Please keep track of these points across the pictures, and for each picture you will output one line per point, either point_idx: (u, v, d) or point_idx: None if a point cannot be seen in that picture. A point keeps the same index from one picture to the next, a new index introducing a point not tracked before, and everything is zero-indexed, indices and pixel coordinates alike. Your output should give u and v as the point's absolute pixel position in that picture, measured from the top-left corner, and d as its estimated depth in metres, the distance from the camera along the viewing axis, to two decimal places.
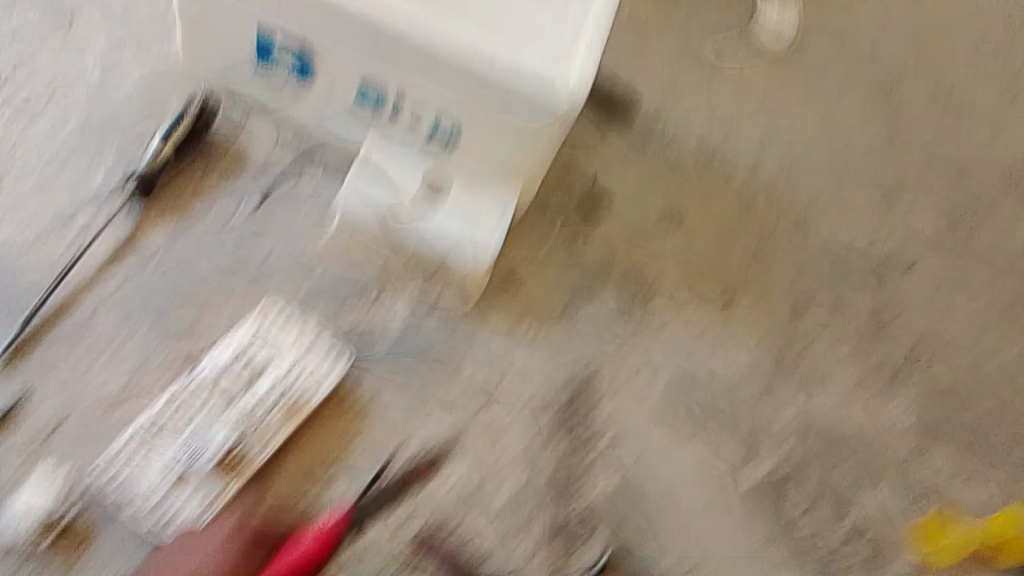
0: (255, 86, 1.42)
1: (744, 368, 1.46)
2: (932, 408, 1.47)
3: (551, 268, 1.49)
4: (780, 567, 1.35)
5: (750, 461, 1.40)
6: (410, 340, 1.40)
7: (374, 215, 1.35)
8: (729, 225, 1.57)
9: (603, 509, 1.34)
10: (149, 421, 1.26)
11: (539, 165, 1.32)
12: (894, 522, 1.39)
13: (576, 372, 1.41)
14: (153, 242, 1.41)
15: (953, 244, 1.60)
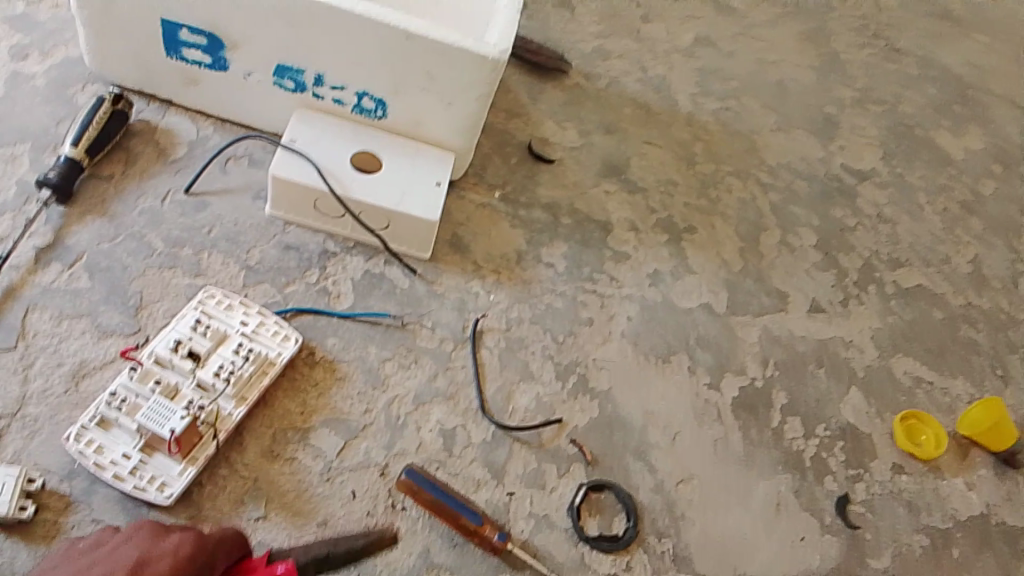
0: (171, 93, 1.33)
1: (710, 287, 1.40)
2: (902, 313, 1.46)
3: (499, 211, 1.39)
4: (776, 476, 1.23)
5: (733, 373, 1.32)
6: (351, 287, 1.25)
7: (299, 170, 1.24)
8: (680, 157, 1.55)
9: (584, 441, 1.20)
10: (45, 394, 1.07)
11: (474, 119, 1.27)
12: (881, 418, 1.33)
13: (542, 305, 1.32)
14: (30, 207, 1.21)
15: (893, 170, 1.66)
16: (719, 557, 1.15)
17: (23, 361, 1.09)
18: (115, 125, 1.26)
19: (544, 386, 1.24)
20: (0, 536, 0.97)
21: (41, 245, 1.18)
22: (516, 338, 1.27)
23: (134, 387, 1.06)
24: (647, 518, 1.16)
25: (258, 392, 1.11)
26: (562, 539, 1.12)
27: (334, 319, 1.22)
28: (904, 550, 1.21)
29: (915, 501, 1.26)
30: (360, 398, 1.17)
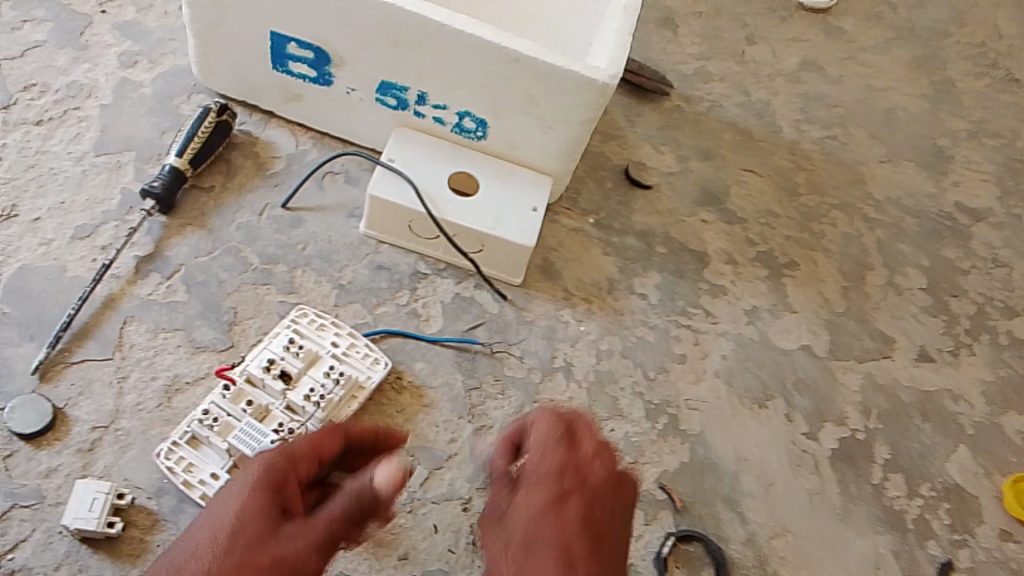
0: (273, 105, 1.33)
1: (809, 328, 1.34)
2: (1016, 366, 1.37)
3: (591, 238, 1.36)
4: (875, 536, 1.17)
5: (832, 421, 1.25)
6: (441, 310, 1.24)
7: (398, 191, 1.22)
8: (781, 188, 1.49)
9: (673, 486, 1.16)
10: (138, 408, 1.08)
11: (573, 144, 1.23)
12: (990, 478, 1.25)
13: (632, 338, 1.27)
14: (133, 217, 1.22)
15: (1009, 209, 1.57)
16: None
17: (119, 373, 1.10)
18: (218, 138, 1.26)
19: (633, 424, 1.20)
20: (90, 550, 0.99)
21: (142, 256, 1.19)
22: (605, 372, 1.23)
23: (225, 406, 1.07)
24: (736, 572, 1.11)
25: (346, 416, 1.10)
26: None
27: (422, 344, 1.20)
28: None
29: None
30: (446, 427, 1.15)
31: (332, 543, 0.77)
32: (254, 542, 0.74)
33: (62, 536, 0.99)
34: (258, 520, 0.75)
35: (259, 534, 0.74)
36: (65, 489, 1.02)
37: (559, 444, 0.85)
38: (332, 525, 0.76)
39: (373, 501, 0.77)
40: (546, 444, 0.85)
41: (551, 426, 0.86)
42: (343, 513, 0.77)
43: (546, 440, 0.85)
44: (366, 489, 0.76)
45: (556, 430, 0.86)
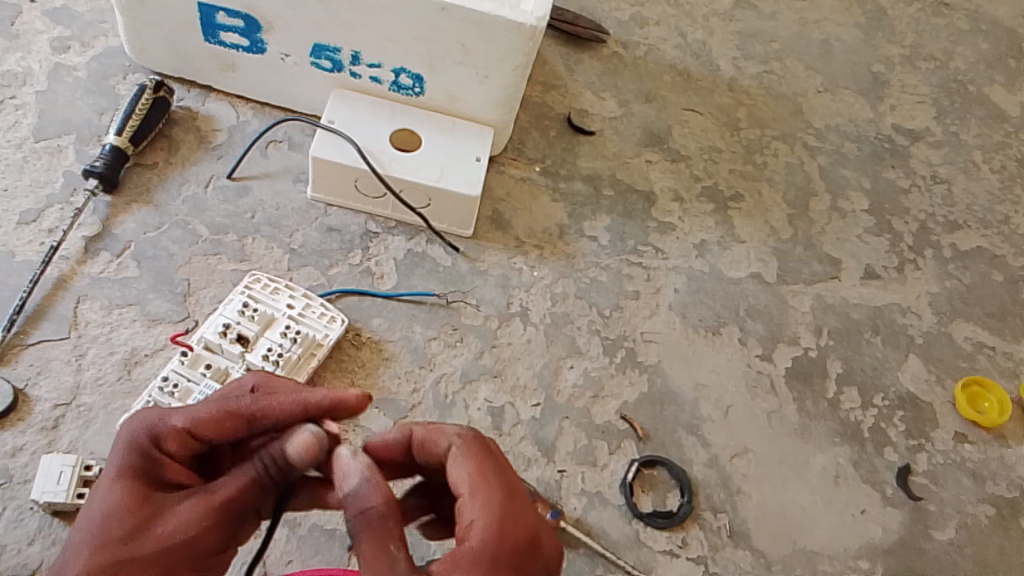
0: (209, 78, 1.33)
1: (758, 256, 1.36)
2: (961, 277, 1.41)
3: (539, 185, 1.37)
4: (834, 448, 1.20)
5: (786, 343, 1.28)
6: (394, 267, 1.25)
7: (340, 151, 1.22)
8: (723, 124, 1.51)
9: (634, 416, 1.18)
10: (99, 382, 1.09)
11: (511, 93, 1.25)
12: (942, 385, 1.29)
13: (586, 279, 1.29)
14: (77, 198, 1.22)
15: (946, 129, 1.60)
16: (777, 531, 1.13)
17: (76, 351, 1.10)
18: (157, 113, 1.25)
19: (592, 361, 1.22)
20: (61, 523, 0.99)
21: (90, 235, 1.19)
22: (561, 313, 1.25)
23: (184, 371, 1.07)
24: (702, 493, 1.14)
25: (307, 373, 1.11)
26: (615, 515, 1.10)
27: (377, 300, 1.21)
28: (968, 521, 1.18)
29: (979, 470, 1.22)
30: (408, 378, 1.16)
31: (231, 510, 0.74)
32: (144, 514, 0.73)
33: (33, 512, 0.99)
34: (134, 484, 0.74)
35: (144, 506, 0.73)
36: (32, 467, 1.02)
37: (497, 494, 0.73)
38: (229, 494, 0.74)
39: (281, 465, 0.75)
40: (483, 492, 0.73)
41: (483, 474, 0.74)
42: (240, 483, 0.75)
43: (481, 488, 0.73)
44: (269, 458, 0.75)
45: (495, 480, 0.74)
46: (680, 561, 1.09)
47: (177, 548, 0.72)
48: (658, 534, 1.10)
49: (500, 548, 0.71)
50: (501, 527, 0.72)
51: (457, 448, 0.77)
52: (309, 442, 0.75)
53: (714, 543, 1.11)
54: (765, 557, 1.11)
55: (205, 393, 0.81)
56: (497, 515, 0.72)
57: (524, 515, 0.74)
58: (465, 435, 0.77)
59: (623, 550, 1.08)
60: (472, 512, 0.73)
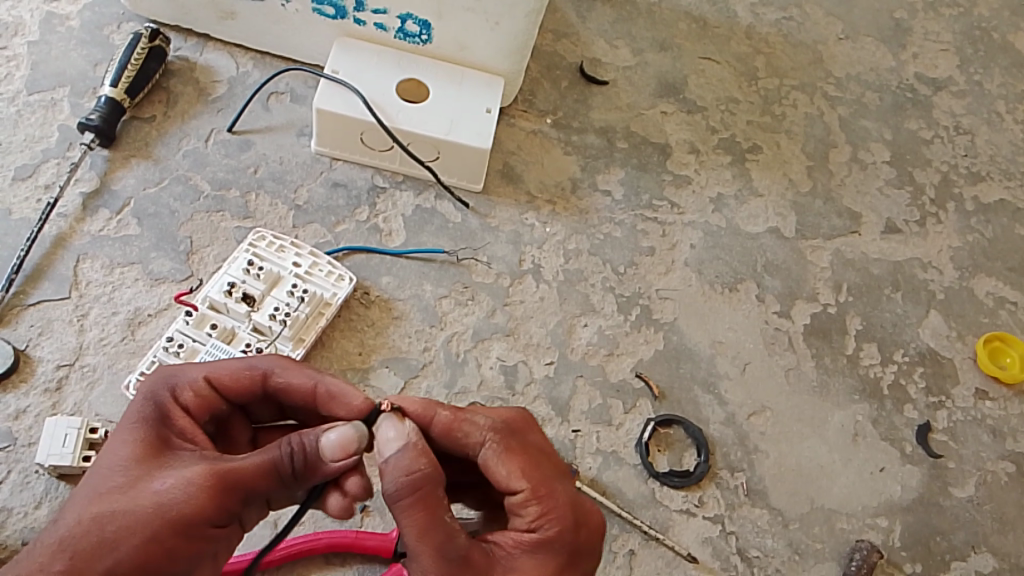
0: (207, 27, 1.28)
1: (777, 211, 1.33)
2: (983, 230, 1.37)
3: (551, 138, 1.33)
4: (853, 405, 1.18)
5: (805, 299, 1.25)
6: (403, 224, 1.21)
7: (345, 103, 1.18)
8: (740, 73, 1.46)
9: (649, 374, 1.16)
10: (102, 343, 1.06)
11: (522, 40, 1.20)
12: (963, 341, 1.26)
13: (600, 235, 1.26)
14: (74, 153, 1.18)
15: (970, 78, 1.55)
16: (795, 490, 1.11)
17: (78, 311, 1.08)
18: (153, 64, 1.21)
19: (606, 319, 1.19)
20: (69, 485, 0.98)
21: (88, 192, 1.15)
22: (575, 271, 1.22)
23: (190, 332, 1.04)
24: (719, 452, 1.12)
25: (316, 333, 1.08)
26: (631, 475, 1.08)
27: (386, 257, 1.18)
28: (989, 479, 1.16)
29: (1000, 427, 1.20)
30: (418, 337, 1.13)
31: (239, 486, 0.70)
32: (153, 466, 0.71)
33: (39, 475, 0.98)
34: (146, 436, 0.72)
35: (156, 459, 0.71)
36: (36, 429, 1.00)
37: (552, 480, 0.75)
38: (240, 467, 0.70)
39: (311, 458, 0.72)
40: (540, 485, 0.74)
41: (532, 463, 0.75)
42: (255, 464, 0.70)
43: (535, 481, 0.74)
44: (294, 451, 0.72)
45: (543, 469, 0.75)
46: (696, 520, 1.07)
47: (173, 510, 0.68)
48: (674, 493, 1.08)
49: (566, 533, 0.73)
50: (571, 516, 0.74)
51: (492, 443, 0.76)
52: (344, 439, 0.71)
53: (731, 501, 1.09)
54: (783, 515, 1.09)
55: (250, 365, 0.79)
56: (564, 503, 0.73)
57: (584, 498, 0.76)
58: (498, 429, 0.76)
59: (639, 509, 1.06)
60: (531, 505, 0.73)
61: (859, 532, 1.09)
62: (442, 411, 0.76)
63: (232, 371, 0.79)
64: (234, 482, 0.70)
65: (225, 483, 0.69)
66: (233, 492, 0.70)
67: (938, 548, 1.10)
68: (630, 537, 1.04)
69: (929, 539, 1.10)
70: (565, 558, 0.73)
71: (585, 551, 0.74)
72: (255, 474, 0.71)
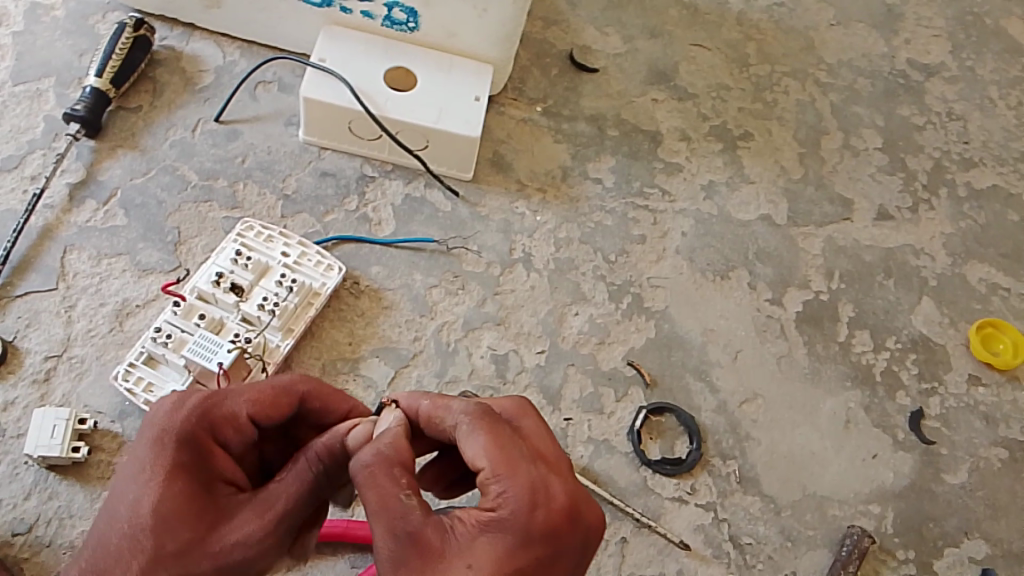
0: (193, 16, 1.27)
1: (768, 198, 1.32)
2: (976, 216, 1.37)
3: (542, 126, 1.32)
4: (845, 392, 1.18)
5: (797, 287, 1.25)
6: (392, 213, 1.20)
7: (332, 92, 1.17)
8: (732, 60, 1.46)
9: (641, 362, 1.15)
10: (90, 334, 1.05)
11: (511, 27, 1.20)
12: (955, 327, 1.26)
13: (591, 224, 1.25)
14: (59, 144, 1.17)
15: (962, 63, 1.54)
16: (787, 477, 1.10)
17: (66, 302, 1.07)
18: (139, 54, 1.20)
19: (598, 307, 1.19)
20: (57, 477, 0.97)
21: (74, 182, 1.14)
22: (565, 259, 1.22)
23: (178, 323, 1.03)
24: (711, 439, 1.11)
25: (305, 323, 1.07)
26: (623, 463, 1.08)
27: (375, 246, 1.17)
28: (981, 464, 1.16)
29: (992, 413, 1.20)
30: (408, 326, 1.13)
31: (289, 520, 0.70)
32: (198, 520, 0.69)
33: (28, 466, 0.97)
34: (182, 484, 0.69)
35: (195, 506, 0.69)
36: (24, 420, 1.00)
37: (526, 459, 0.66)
38: (286, 497, 0.70)
39: (340, 463, 0.72)
40: (504, 464, 0.65)
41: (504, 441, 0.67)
42: (300, 494, 0.70)
43: (498, 461, 0.65)
44: (327, 461, 0.71)
45: (514, 449, 0.66)
46: (689, 508, 1.06)
47: (234, 562, 0.68)
48: (666, 481, 1.08)
49: (526, 513, 0.64)
50: (536, 496, 0.64)
51: (465, 424, 0.69)
52: (367, 432, 0.72)
53: (724, 489, 1.08)
54: (775, 502, 1.09)
55: (274, 382, 0.76)
56: (524, 480, 0.65)
57: (559, 480, 0.66)
58: (475, 411, 0.69)
59: (631, 497, 1.06)
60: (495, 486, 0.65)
61: (851, 518, 1.09)
62: (423, 400, 0.73)
63: (258, 390, 0.74)
64: (284, 519, 0.70)
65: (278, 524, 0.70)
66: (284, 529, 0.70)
67: (931, 534, 1.10)
68: (622, 525, 1.04)
69: (921, 525, 1.10)
70: (528, 546, 0.64)
71: (554, 536, 0.64)
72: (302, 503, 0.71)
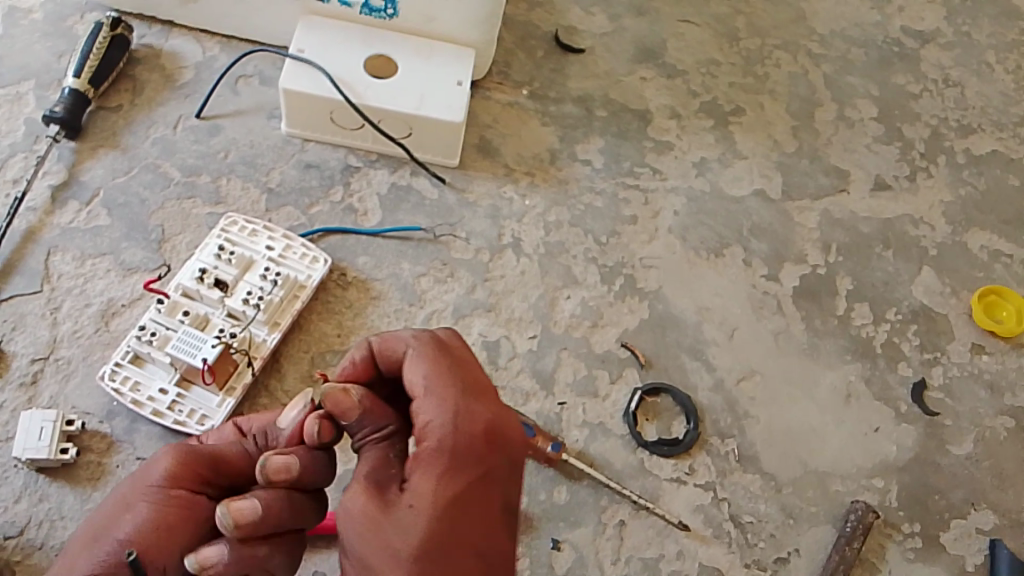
0: (171, 12, 1.26)
1: (761, 172, 1.30)
2: (975, 183, 1.34)
3: (528, 109, 1.30)
4: (845, 365, 1.15)
5: (793, 261, 1.22)
6: (378, 203, 1.19)
7: (311, 82, 1.16)
8: (721, 35, 1.43)
9: (635, 343, 1.13)
10: (76, 335, 1.05)
11: (490, 8, 1.18)
12: (957, 296, 1.23)
13: (581, 206, 1.23)
14: (40, 146, 1.16)
15: (957, 29, 1.51)
16: (788, 454, 1.08)
17: (51, 304, 1.06)
18: (116, 52, 1.19)
19: (589, 290, 1.17)
20: (47, 479, 0.96)
21: (56, 184, 1.14)
22: (556, 242, 1.20)
23: (163, 320, 1.03)
24: (708, 419, 1.09)
25: (291, 316, 1.06)
26: (619, 446, 1.06)
27: (362, 237, 1.16)
28: (987, 435, 1.13)
29: (998, 382, 1.17)
30: (398, 316, 1.11)
31: (202, 456, 0.80)
32: None
33: (17, 469, 0.96)
34: None
35: None
36: (12, 424, 0.99)
37: (453, 389, 0.71)
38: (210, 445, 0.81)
39: (265, 436, 0.81)
40: (434, 385, 0.71)
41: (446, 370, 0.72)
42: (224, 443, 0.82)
43: (446, 397, 0.70)
44: (257, 433, 0.82)
45: (455, 375, 0.71)
46: (687, 488, 1.05)
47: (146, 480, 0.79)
48: (663, 462, 1.06)
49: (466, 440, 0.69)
50: (455, 424, 0.69)
51: (413, 352, 0.74)
52: (297, 408, 0.79)
53: (722, 468, 1.06)
54: (776, 480, 1.06)
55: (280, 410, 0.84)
56: (460, 408, 0.70)
57: (483, 407, 0.71)
58: (421, 338, 0.74)
59: (628, 480, 1.04)
60: (420, 405, 0.71)
61: (854, 492, 1.07)
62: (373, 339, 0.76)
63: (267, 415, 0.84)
64: (198, 452, 0.80)
65: (192, 454, 0.80)
66: (197, 460, 0.80)
67: (937, 507, 1.07)
68: (620, 508, 1.02)
69: (926, 498, 1.08)
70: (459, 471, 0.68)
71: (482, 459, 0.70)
72: (220, 450, 0.81)
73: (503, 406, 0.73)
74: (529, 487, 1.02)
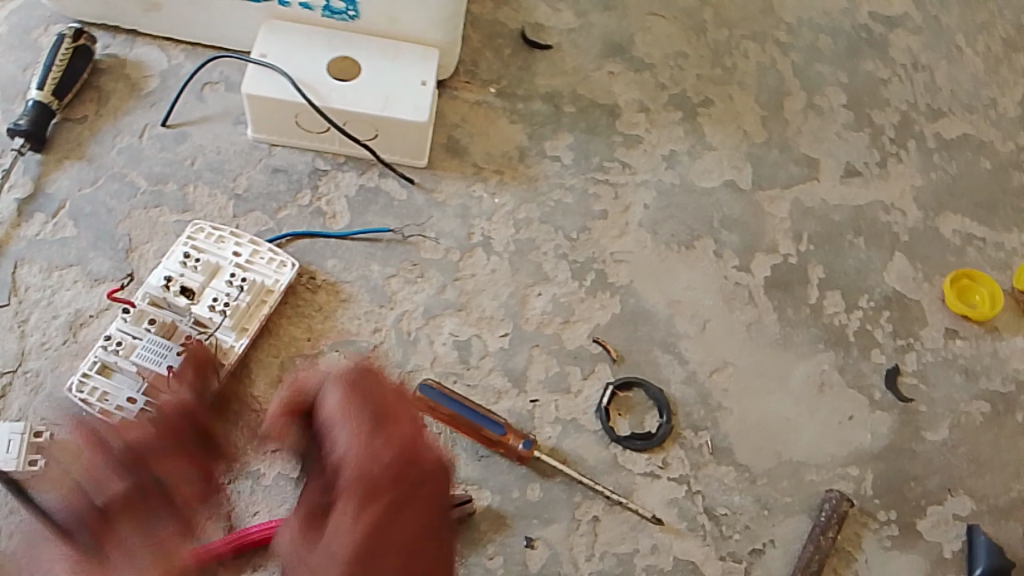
0: (134, 21, 1.26)
1: (732, 164, 1.29)
2: (947, 167, 1.34)
3: (496, 108, 1.30)
4: (818, 354, 1.15)
5: (764, 251, 1.22)
6: (347, 206, 1.18)
7: (274, 86, 1.16)
8: (689, 27, 1.43)
9: (607, 338, 1.13)
10: (44, 347, 1.04)
11: (452, 7, 1.18)
12: (929, 281, 1.23)
13: (551, 203, 1.23)
14: (6, 159, 1.16)
15: (927, 14, 1.51)
16: (762, 445, 1.08)
17: (18, 317, 1.06)
18: (80, 63, 1.19)
19: (560, 286, 1.16)
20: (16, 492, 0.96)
21: (23, 197, 1.13)
22: (526, 240, 1.20)
23: (129, 329, 1.03)
24: (681, 411, 1.09)
25: (259, 322, 1.06)
26: (592, 441, 1.06)
27: (330, 241, 1.15)
28: (963, 419, 1.13)
29: (972, 366, 1.17)
30: (368, 318, 1.11)
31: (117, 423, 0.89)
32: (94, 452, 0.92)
33: None
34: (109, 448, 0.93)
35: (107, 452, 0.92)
36: None
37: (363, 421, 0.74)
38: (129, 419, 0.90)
39: None
40: (344, 417, 0.74)
41: (358, 401, 0.75)
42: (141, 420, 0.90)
43: (354, 430, 0.73)
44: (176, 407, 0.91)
45: (365, 408, 0.74)
46: (661, 482, 1.04)
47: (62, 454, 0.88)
48: (637, 457, 1.06)
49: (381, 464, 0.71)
50: (369, 450, 0.71)
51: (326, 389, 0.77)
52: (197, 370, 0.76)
53: (697, 461, 1.06)
54: (750, 471, 1.06)
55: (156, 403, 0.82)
56: (373, 437, 0.72)
57: (394, 430, 0.73)
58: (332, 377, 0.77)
59: (602, 475, 1.04)
60: (334, 436, 0.74)
61: (829, 481, 1.07)
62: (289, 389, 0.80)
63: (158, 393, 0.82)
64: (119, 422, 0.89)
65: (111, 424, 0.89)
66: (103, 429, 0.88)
67: (913, 493, 1.07)
68: (594, 504, 1.02)
69: (902, 484, 1.08)
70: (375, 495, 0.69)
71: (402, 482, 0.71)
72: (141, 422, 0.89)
73: (416, 426, 0.75)
74: (502, 486, 1.02)
